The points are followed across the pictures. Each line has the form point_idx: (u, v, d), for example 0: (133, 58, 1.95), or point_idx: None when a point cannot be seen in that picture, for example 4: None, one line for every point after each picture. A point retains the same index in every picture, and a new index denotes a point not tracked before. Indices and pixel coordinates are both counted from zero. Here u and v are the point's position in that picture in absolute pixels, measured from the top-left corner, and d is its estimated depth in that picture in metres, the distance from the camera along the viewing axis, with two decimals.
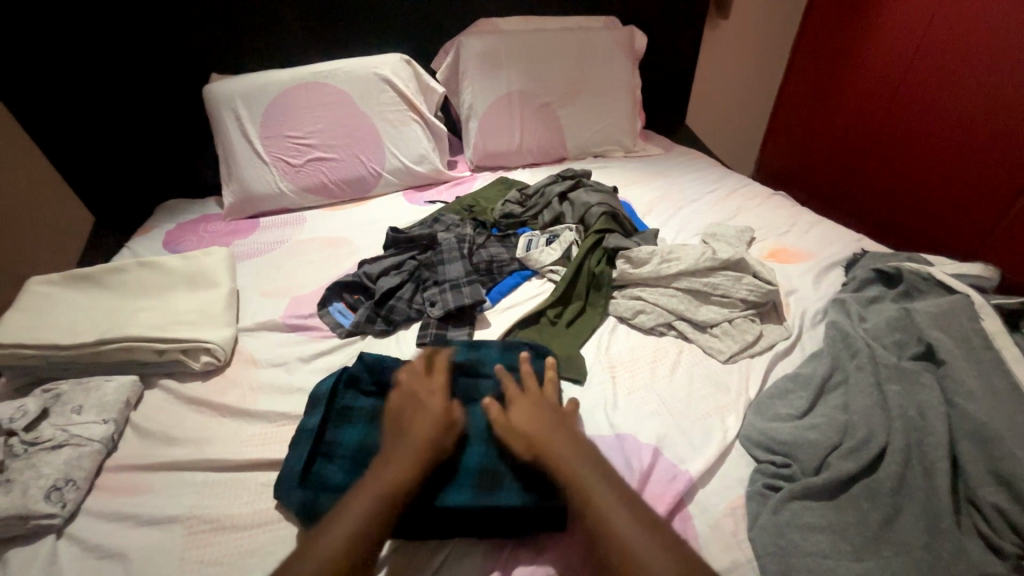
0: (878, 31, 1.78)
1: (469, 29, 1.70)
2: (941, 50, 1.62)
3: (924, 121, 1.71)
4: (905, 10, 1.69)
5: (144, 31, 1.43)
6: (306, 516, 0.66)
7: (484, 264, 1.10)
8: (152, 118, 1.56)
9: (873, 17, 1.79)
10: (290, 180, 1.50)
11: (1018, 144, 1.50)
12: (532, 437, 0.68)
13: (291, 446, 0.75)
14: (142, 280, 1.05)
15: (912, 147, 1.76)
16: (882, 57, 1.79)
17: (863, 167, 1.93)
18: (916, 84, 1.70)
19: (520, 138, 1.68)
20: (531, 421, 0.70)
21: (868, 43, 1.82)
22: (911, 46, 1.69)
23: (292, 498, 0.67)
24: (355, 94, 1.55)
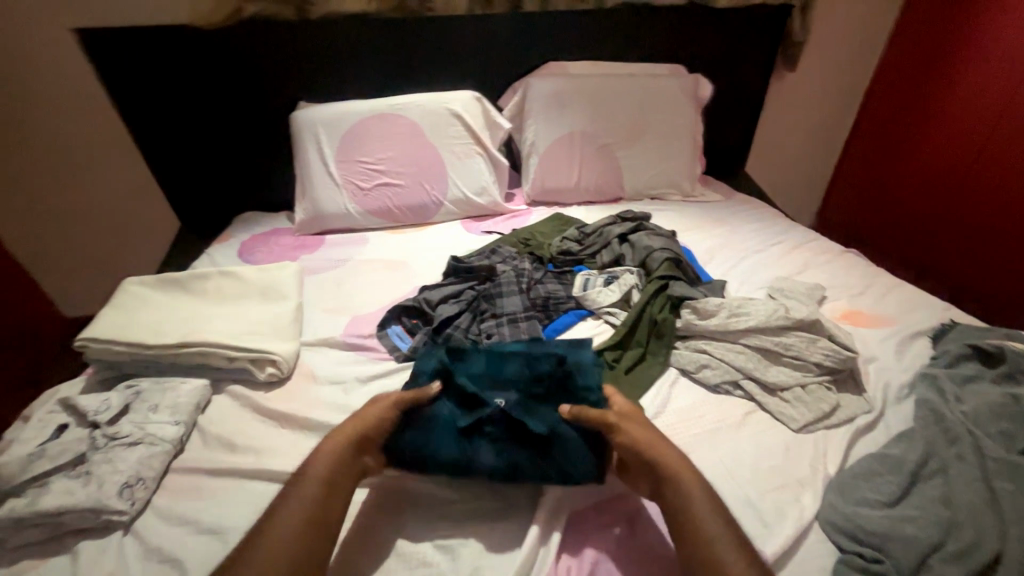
0: (974, 92, 1.67)
1: (540, 69, 1.76)
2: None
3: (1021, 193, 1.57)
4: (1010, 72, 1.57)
5: (247, 63, 1.59)
6: (404, 463, 0.74)
7: (541, 299, 1.10)
8: (242, 138, 1.70)
9: (969, 77, 1.68)
10: (357, 203, 1.60)
11: None
12: (619, 423, 0.73)
13: (416, 412, 0.77)
14: (221, 286, 1.11)
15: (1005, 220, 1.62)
16: (975, 121, 1.67)
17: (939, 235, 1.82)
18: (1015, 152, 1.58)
19: (578, 177, 1.73)
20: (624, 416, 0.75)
21: (958, 104, 1.72)
22: (1016, 109, 1.56)
23: (412, 448, 0.74)
24: (425, 126, 1.63)
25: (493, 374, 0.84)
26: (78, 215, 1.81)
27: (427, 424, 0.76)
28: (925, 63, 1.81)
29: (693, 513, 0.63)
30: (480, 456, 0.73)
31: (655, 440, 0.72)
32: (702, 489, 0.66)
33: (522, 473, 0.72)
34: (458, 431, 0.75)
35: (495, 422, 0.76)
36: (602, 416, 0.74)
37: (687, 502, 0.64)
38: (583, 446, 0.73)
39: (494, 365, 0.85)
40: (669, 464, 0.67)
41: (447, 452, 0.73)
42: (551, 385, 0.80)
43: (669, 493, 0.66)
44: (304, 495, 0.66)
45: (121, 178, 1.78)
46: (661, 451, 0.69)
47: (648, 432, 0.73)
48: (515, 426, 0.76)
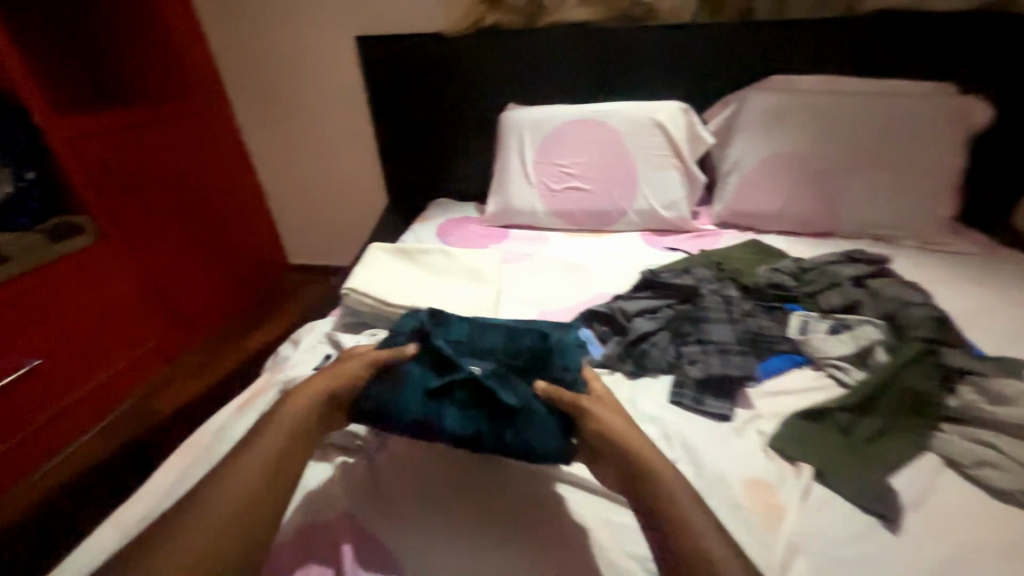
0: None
1: (761, 82, 1.61)
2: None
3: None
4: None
5: (475, 67, 1.78)
6: (377, 417, 0.78)
7: (753, 334, 0.98)
8: (454, 133, 1.91)
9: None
10: (545, 203, 1.67)
11: None
12: (607, 421, 0.72)
13: (387, 372, 0.81)
14: (437, 262, 1.25)
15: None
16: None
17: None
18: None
19: (785, 203, 1.54)
20: (606, 413, 0.74)
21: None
22: None
23: (380, 402, 0.78)
24: (626, 135, 1.62)
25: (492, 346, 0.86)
26: (320, 184, 2.25)
27: (393, 385, 0.79)
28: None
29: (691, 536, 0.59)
30: (445, 419, 0.77)
31: (648, 449, 0.69)
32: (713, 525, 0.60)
33: (487, 440, 0.75)
34: (428, 394, 0.79)
35: (462, 389, 0.79)
36: (592, 412, 0.73)
37: (679, 522, 0.60)
38: (537, 416, 0.75)
39: (476, 333, 0.88)
40: (671, 490, 0.63)
41: (416, 411, 0.77)
42: (522, 363, 0.83)
43: (662, 512, 0.62)
44: (281, 425, 0.72)
45: (355, 159, 2.15)
46: (658, 465, 0.67)
47: (640, 435, 0.71)
48: (457, 391, 0.79)
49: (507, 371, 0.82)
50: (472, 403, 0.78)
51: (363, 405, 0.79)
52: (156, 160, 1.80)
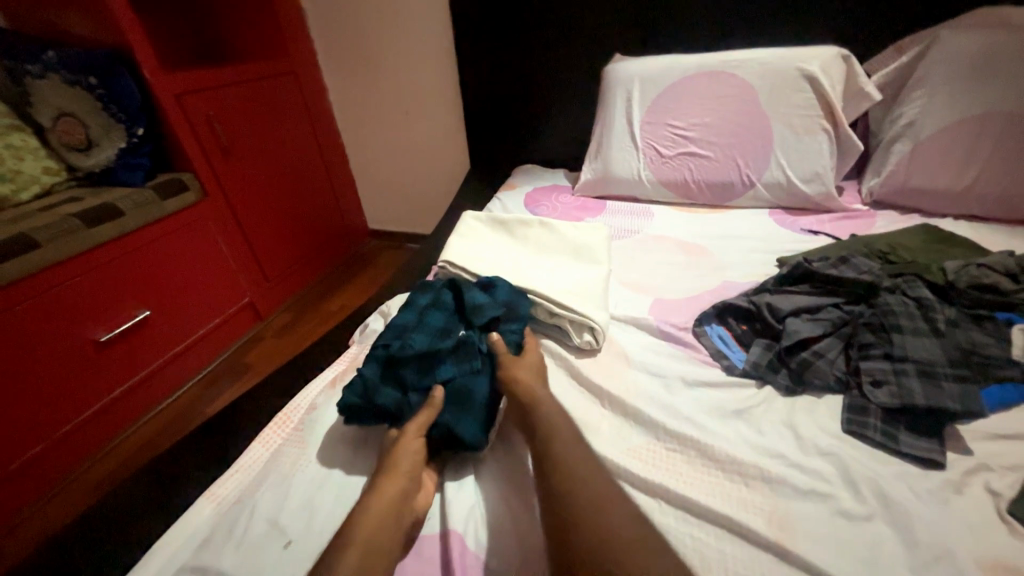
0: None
1: (953, 19, 1.25)
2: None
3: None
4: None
5: (578, 14, 1.57)
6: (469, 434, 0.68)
7: (965, 352, 0.74)
8: (549, 93, 1.73)
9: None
10: (652, 171, 1.44)
11: None
12: (516, 359, 0.76)
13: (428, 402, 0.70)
14: (537, 236, 1.10)
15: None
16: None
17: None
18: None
19: (975, 179, 1.18)
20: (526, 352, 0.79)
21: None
22: None
23: (458, 422, 0.68)
24: (763, 89, 1.33)
25: (452, 308, 0.84)
26: (401, 146, 2.17)
27: (451, 407, 0.70)
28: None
29: (557, 463, 0.61)
30: (487, 373, 0.75)
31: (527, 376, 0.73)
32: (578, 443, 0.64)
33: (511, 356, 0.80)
34: (459, 379, 0.72)
35: (466, 352, 0.75)
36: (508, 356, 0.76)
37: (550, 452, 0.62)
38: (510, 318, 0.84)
39: (405, 324, 0.79)
40: (547, 420, 0.66)
41: (475, 392, 0.71)
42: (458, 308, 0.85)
43: (543, 449, 0.63)
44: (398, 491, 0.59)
45: (438, 121, 2.04)
46: (538, 398, 0.69)
47: (524, 363, 0.76)
48: (472, 352, 0.76)
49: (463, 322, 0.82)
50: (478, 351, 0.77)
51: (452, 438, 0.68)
52: (250, 118, 1.79)
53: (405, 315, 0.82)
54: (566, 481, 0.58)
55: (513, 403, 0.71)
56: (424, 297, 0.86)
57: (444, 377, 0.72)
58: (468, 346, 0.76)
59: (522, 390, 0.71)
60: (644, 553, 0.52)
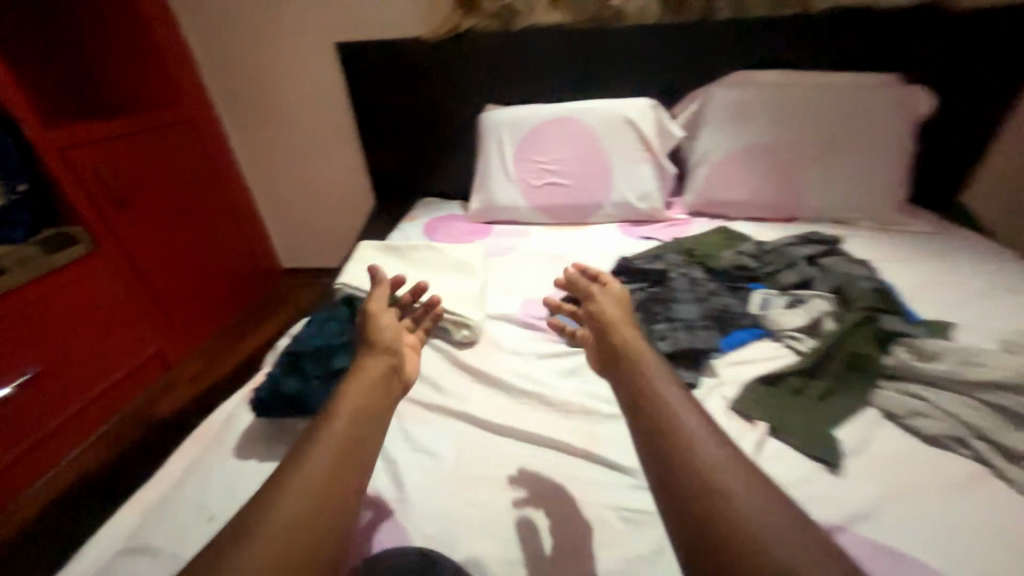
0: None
1: (722, 78, 1.70)
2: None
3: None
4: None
5: (453, 71, 1.85)
6: None
7: (717, 311, 1.09)
8: (437, 135, 1.98)
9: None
10: (526, 198, 1.74)
11: None
12: (615, 317, 0.84)
13: (325, 388, 0.88)
14: (425, 257, 1.32)
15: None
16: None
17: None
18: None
19: (750, 192, 1.64)
20: (617, 310, 0.86)
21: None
22: None
23: None
24: (601, 131, 1.70)
25: (347, 317, 1.03)
26: (307, 187, 2.30)
27: None
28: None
29: (648, 388, 0.69)
30: None
31: (626, 330, 0.81)
32: (669, 377, 0.71)
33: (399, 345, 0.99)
34: (351, 365, 0.91)
35: (356, 346, 0.95)
36: (607, 316, 0.85)
37: (644, 383, 0.70)
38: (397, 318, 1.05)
39: (306, 333, 0.98)
40: (642, 359, 0.74)
41: None
42: (353, 316, 1.04)
43: (638, 382, 0.71)
44: (342, 427, 0.67)
45: (342, 163, 2.21)
46: (633, 343, 0.78)
47: (624, 320, 0.84)
48: (362, 345, 0.95)
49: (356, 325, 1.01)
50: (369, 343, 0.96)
51: None
52: (144, 168, 1.83)
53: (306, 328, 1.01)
54: (663, 405, 0.66)
55: (611, 348, 0.80)
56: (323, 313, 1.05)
57: (341, 366, 0.91)
58: (358, 342, 0.95)
59: (617, 337, 0.80)
60: (686, 451, 0.60)
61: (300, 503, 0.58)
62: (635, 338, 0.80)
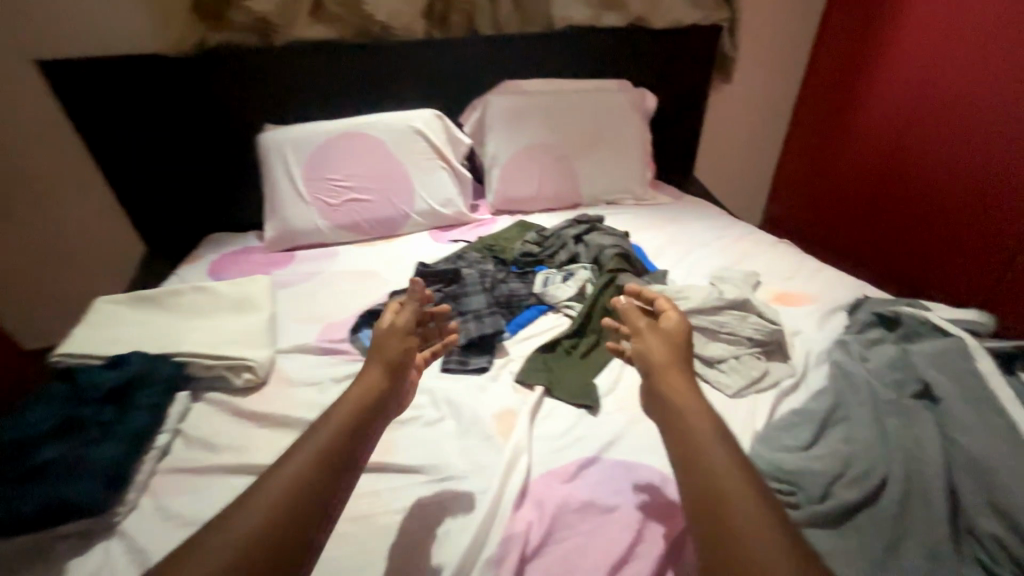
0: (909, 83, 1.82)
1: (495, 88, 1.86)
2: (1015, 102, 1.55)
3: (989, 187, 1.64)
4: (955, 60, 1.67)
5: (211, 89, 1.64)
6: (75, 498, 0.71)
7: (504, 297, 1.19)
8: (210, 162, 1.74)
9: (900, 73, 1.84)
10: (327, 218, 1.65)
11: (1005, 195, 1.61)
12: (670, 333, 0.73)
13: (26, 492, 0.72)
14: (193, 301, 1.13)
15: (967, 212, 1.71)
16: (903, 115, 1.85)
17: (893, 225, 1.94)
18: (964, 141, 1.68)
19: (538, 186, 1.83)
20: (675, 324, 0.75)
21: (894, 100, 1.87)
22: (921, 118, 1.79)
23: (58, 494, 0.71)
24: (392, 143, 1.72)
25: (70, 395, 0.86)
26: (39, 242, 1.80)
27: (53, 485, 0.73)
28: (852, 66, 2.00)
29: (678, 414, 0.64)
30: (111, 437, 0.80)
31: (677, 348, 0.72)
32: (701, 402, 0.65)
33: (146, 411, 0.86)
34: (68, 455, 0.77)
35: (81, 432, 0.81)
36: (656, 332, 0.74)
37: (677, 408, 0.64)
38: (145, 380, 0.90)
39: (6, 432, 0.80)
40: (676, 384, 0.67)
41: (88, 458, 0.76)
42: (79, 391, 0.87)
43: (669, 408, 0.65)
44: (315, 444, 0.62)
45: (87, 207, 1.79)
46: (670, 363, 0.69)
47: (681, 340, 0.73)
48: (91, 427, 0.81)
49: (84, 402, 0.85)
50: (101, 423, 0.82)
51: (58, 510, 0.70)
52: None
53: (9, 423, 0.82)
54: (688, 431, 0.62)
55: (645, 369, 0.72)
56: (36, 399, 0.86)
57: (53, 459, 0.76)
58: (84, 425, 0.81)
59: (652, 357, 0.71)
60: (706, 472, 0.57)
61: (259, 540, 0.53)
62: (681, 358, 0.71)
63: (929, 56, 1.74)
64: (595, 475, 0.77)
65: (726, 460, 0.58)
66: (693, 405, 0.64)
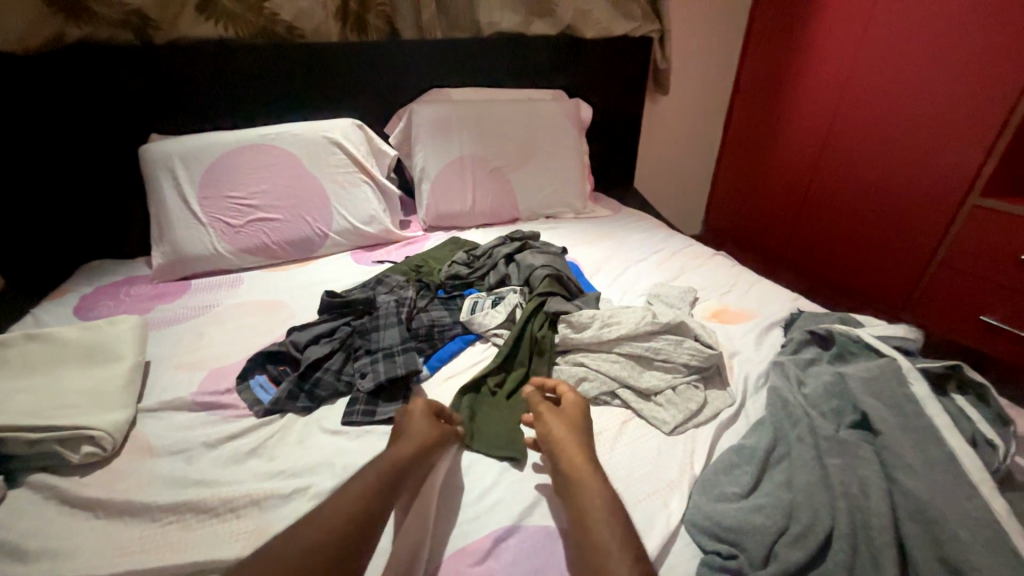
0: (823, 99, 1.91)
1: (422, 97, 1.74)
2: (914, 119, 1.66)
3: (902, 192, 1.74)
4: (859, 77, 1.77)
5: (77, 95, 1.39)
6: None
7: (424, 329, 1.05)
8: (79, 178, 1.47)
9: (816, 91, 1.92)
10: (227, 241, 1.44)
11: (917, 199, 1.71)
12: (566, 415, 0.76)
13: None
14: (31, 355, 0.94)
15: (878, 220, 1.83)
16: (820, 132, 1.94)
17: (818, 234, 2.04)
18: (873, 154, 1.79)
19: (472, 200, 1.71)
20: (573, 406, 0.78)
21: (809, 114, 1.97)
22: (837, 128, 1.88)
23: None
24: (304, 156, 1.54)
25: None
26: None
27: None
28: (773, 81, 2.07)
29: (576, 497, 0.64)
30: None
31: (576, 431, 0.74)
32: (602, 484, 0.65)
33: None
34: None
35: None
36: (552, 413, 0.77)
37: (576, 492, 0.64)
38: None
39: None
40: (570, 465, 0.68)
41: None
42: None
43: (568, 491, 0.65)
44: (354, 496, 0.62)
45: None
46: (568, 444, 0.71)
47: (576, 422, 0.75)
48: None
49: None
50: None
51: None
52: None
53: None
54: (583, 516, 0.61)
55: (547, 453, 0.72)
56: None
57: None
58: None
59: (551, 440, 0.73)
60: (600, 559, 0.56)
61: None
62: (579, 439, 0.72)
63: (840, 77, 1.83)
64: (511, 552, 0.65)
65: (608, 529, 0.59)
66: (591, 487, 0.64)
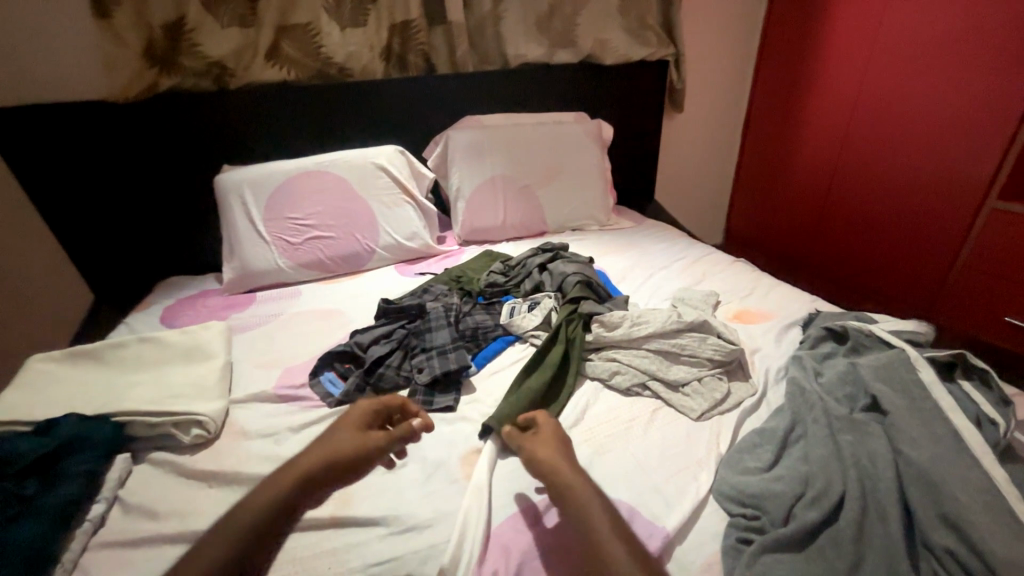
0: (836, 111, 1.99)
1: (456, 124, 1.91)
2: (927, 127, 1.73)
3: (920, 197, 1.79)
4: (870, 90, 1.86)
5: (164, 133, 1.61)
6: None
7: (470, 330, 1.18)
8: (161, 205, 1.68)
9: (829, 105, 2.01)
10: (287, 257, 1.62)
11: (934, 203, 1.76)
12: (547, 432, 0.83)
13: None
14: (141, 354, 1.10)
15: (898, 224, 1.88)
16: (835, 143, 2.02)
17: (839, 241, 2.10)
18: (888, 162, 1.86)
19: (503, 215, 1.85)
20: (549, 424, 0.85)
21: (823, 125, 2.05)
22: (852, 138, 1.96)
23: None
24: (354, 180, 1.72)
25: None
26: None
27: None
28: (786, 95, 2.17)
29: (578, 508, 0.70)
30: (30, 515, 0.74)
31: (557, 447, 0.80)
32: (596, 495, 0.72)
33: (74, 480, 0.80)
34: None
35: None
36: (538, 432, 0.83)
37: (577, 502, 0.71)
38: (72, 447, 0.84)
39: None
40: (563, 480, 0.74)
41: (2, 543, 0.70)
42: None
43: (568, 504, 0.71)
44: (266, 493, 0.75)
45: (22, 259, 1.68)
46: (557, 460, 0.77)
47: (555, 437, 0.82)
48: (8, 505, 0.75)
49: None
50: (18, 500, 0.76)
51: None
52: None
53: None
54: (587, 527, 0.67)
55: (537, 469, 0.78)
56: None
57: None
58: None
59: (538, 458, 0.78)
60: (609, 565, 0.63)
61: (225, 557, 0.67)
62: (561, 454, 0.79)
63: (851, 90, 1.92)
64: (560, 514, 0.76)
65: (610, 533, 0.66)
66: (586, 499, 0.71)
